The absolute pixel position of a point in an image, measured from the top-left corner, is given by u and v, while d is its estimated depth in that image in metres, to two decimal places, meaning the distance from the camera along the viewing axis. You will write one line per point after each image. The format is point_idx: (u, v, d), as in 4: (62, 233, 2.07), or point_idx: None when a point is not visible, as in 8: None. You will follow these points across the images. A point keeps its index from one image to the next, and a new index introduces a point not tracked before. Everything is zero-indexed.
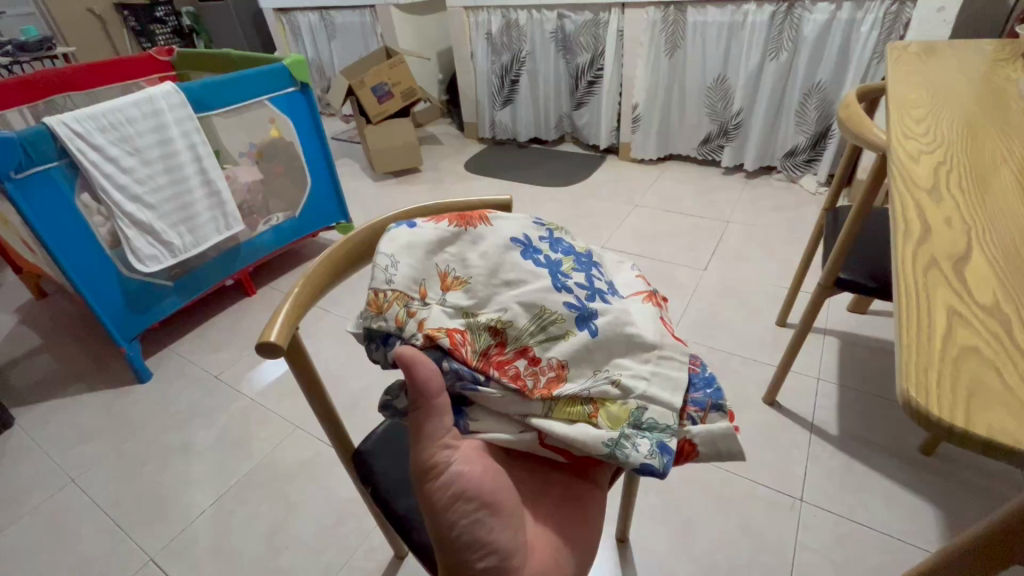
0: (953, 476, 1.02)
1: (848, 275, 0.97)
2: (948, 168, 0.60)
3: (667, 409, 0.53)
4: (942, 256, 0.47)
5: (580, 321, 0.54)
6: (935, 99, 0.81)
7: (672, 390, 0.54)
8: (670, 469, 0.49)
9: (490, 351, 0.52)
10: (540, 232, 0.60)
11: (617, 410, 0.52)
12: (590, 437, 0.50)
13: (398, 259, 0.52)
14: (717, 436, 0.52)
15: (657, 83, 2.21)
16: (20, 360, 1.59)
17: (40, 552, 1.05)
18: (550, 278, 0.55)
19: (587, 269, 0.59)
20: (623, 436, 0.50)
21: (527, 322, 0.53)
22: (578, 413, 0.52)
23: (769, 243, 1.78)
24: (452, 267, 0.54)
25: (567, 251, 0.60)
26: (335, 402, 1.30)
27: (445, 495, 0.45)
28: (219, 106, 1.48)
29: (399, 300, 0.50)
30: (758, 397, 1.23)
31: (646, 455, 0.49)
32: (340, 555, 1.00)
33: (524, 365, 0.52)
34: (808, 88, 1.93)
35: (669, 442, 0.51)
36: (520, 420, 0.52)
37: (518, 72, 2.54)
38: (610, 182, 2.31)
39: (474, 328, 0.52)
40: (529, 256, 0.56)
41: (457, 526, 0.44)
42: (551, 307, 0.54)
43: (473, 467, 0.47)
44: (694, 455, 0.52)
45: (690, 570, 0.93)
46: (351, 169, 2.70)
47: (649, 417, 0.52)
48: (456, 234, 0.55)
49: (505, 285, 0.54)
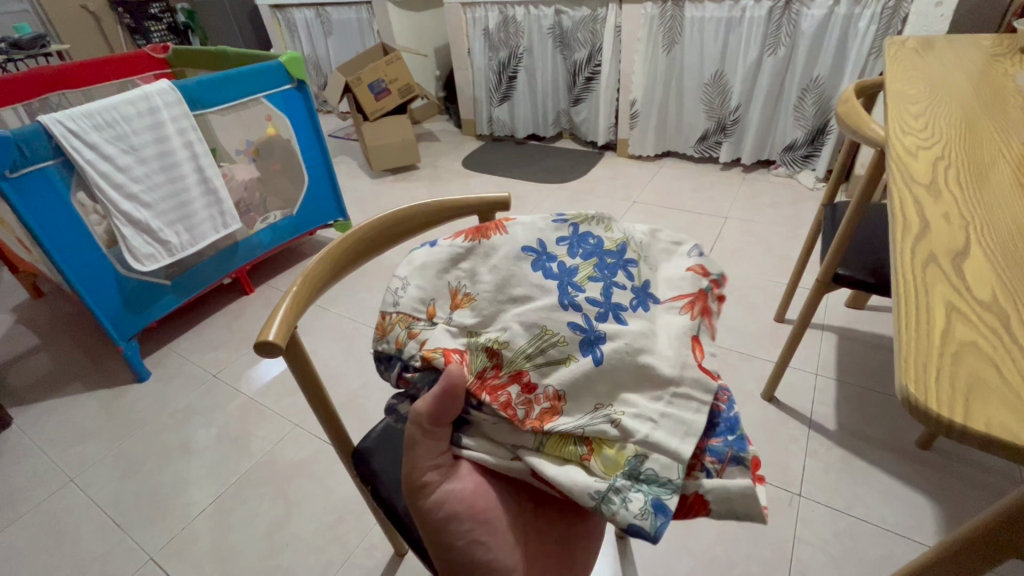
0: (950, 470, 1.03)
1: (848, 270, 0.97)
2: (946, 163, 0.61)
3: (674, 460, 0.47)
4: (941, 251, 0.47)
5: (584, 345, 0.52)
6: (934, 95, 0.81)
7: (682, 436, 0.48)
8: (663, 534, 0.43)
9: (486, 373, 0.52)
10: (560, 233, 0.58)
11: (613, 454, 0.48)
12: (577, 484, 0.47)
13: (409, 282, 0.57)
14: (735, 495, 0.46)
15: (655, 79, 2.20)
16: (17, 360, 1.59)
17: (40, 552, 1.05)
18: (558, 294, 0.53)
19: (612, 272, 0.56)
20: (613, 489, 0.46)
21: (525, 344, 0.52)
22: (571, 453, 0.49)
23: (767, 239, 1.79)
24: (463, 284, 0.56)
25: (589, 254, 0.57)
26: (334, 400, 1.30)
27: (439, 514, 0.45)
28: (215, 104, 1.47)
29: (402, 322, 0.55)
30: (757, 393, 1.23)
31: (634, 515, 0.44)
32: (340, 553, 1.01)
33: (518, 392, 0.51)
34: (806, 83, 1.93)
35: (669, 500, 0.45)
36: (512, 449, 0.51)
37: (515, 68, 2.53)
38: (608, 179, 2.30)
39: (474, 347, 0.52)
40: (540, 266, 0.56)
41: (456, 548, 0.45)
42: (554, 328, 0.52)
43: (463, 486, 0.48)
44: (703, 512, 0.47)
45: (689, 565, 0.93)
46: (348, 166, 2.69)
47: (649, 468, 0.46)
48: (468, 249, 0.57)
49: (512, 302, 0.54)
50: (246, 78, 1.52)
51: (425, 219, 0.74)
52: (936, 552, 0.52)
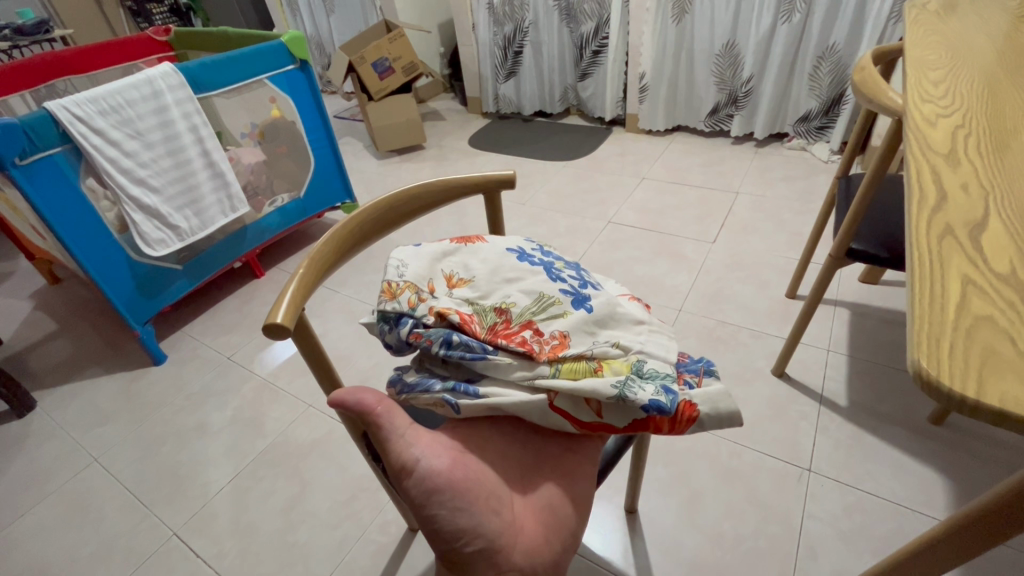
0: (962, 445, 1.02)
1: (861, 245, 0.95)
2: (966, 132, 0.58)
3: (666, 363, 0.56)
4: (958, 223, 0.45)
5: (575, 301, 0.60)
6: (955, 60, 0.78)
7: (666, 350, 0.58)
8: (677, 405, 0.50)
9: (497, 326, 0.57)
10: (531, 246, 0.69)
11: (619, 365, 0.54)
12: (597, 385, 0.51)
13: (408, 263, 0.60)
14: (714, 393, 0.51)
15: (664, 51, 2.14)
16: (38, 346, 1.62)
17: (67, 528, 1.09)
18: (545, 272, 0.63)
19: (578, 269, 0.67)
20: (630, 379, 0.52)
21: (529, 303, 0.59)
22: (584, 369, 0.53)
23: (779, 214, 1.75)
24: (456, 271, 0.62)
25: (558, 257, 0.68)
26: (345, 381, 1.32)
27: (420, 492, 0.42)
28: (219, 86, 1.46)
29: (411, 289, 0.57)
30: (767, 369, 1.22)
31: (652, 392, 0.50)
32: (355, 529, 1.03)
33: (530, 334, 0.56)
34: (821, 51, 1.88)
35: (673, 386, 0.52)
36: (528, 383, 0.54)
37: (521, 43, 2.46)
38: (617, 156, 2.27)
39: (481, 311, 0.58)
40: (525, 259, 0.65)
41: (439, 520, 0.42)
42: (549, 293, 0.60)
43: (441, 461, 0.44)
44: (695, 414, 0.50)
45: (698, 540, 0.94)
46: (355, 148, 2.67)
47: (651, 367, 0.54)
48: (457, 248, 0.65)
49: (507, 282, 0.62)
50: (247, 58, 1.50)
51: (432, 199, 0.74)
52: (993, 500, 0.45)
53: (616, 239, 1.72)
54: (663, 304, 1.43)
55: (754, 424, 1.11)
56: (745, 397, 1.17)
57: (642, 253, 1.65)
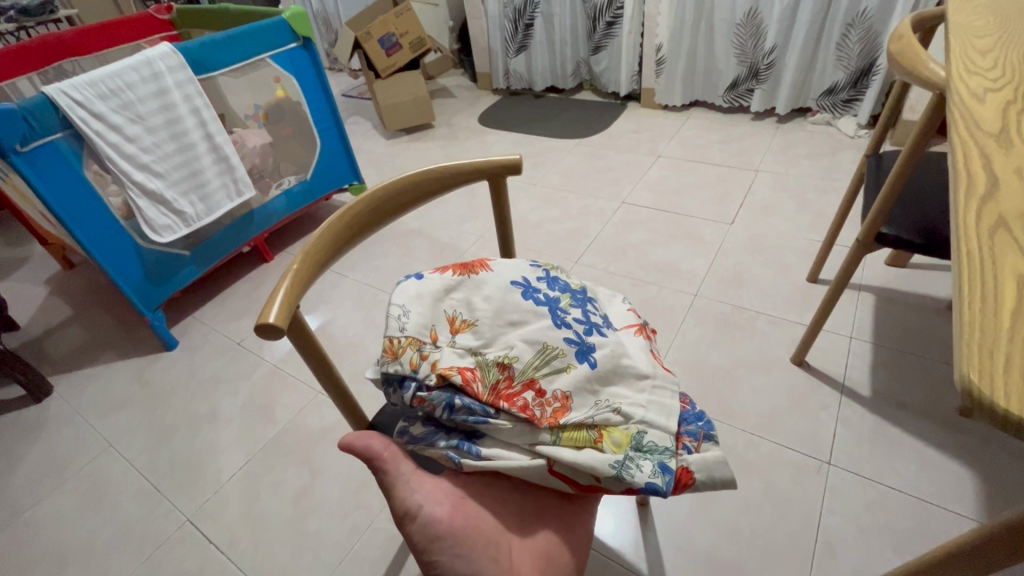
0: (991, 439, 0.98)
1: (894, 231, 0.89)
2: (1021, 109, 0.52)
3: (666, 433, 0.54)
4: (1013, 214, 0.40)
5: (579, 354, 0.58)
6: (1006, 26, 0.71)
7: (666, 416, 0.56)
8: (672, 488, 0.50)
9: (499, 384, 0.54)
10: (536, 273, 0.65)
11: (619, 435, 0.53)
12: (597, 462, 0.50)
13: (409, 308, 0.56)
14: (712, 463, 0.52)
15: (682, 22, 2.04)
16: (54, 330, 1.64)
17: (85, 514, 1.11)
18: (550, 317, 0.60)
19: (584, 305, 0.63)
20: (628, 458, 0.51)
21: (531, 357, 0.56)
22: (585, 438, 0.52)
23: (801, 193, 1.68)
24: (459, 311, 0.59)
25: (564, 288, 0.64)
26: (353, 367, 1.31)
27: (423, 538, 0.44)
28: (220, 66, 1.42)
29: (412, 345, 0.53)
30: (787, 357, 1.18)
31: (649, 475, 0.50)
32: (364, 518, 1.03)
33: (532, 396, 0.54)
34: (851, 17, 1.76)
35: (670, 462, 0.52)
36: (530, 448, 0.52)
37: (532, 15, 2.37)
38: (632, 133, 2.19)
39: (483, 364, 0.55)
40: (529, 296, 0.61)
41: (438, 565, 0.44)
42: (553, 343, 0.57)
43: (443, 509, 0.46)
44: (691, 483, 0.52)
45: (712, 535, 0.92)
46: (363, 128, 2.63)
47: (649, 440, 0.53)
48: (459, 282, 0.61)
49: (510, 326, 0.58)
50: (248, 37, 1.45)
51: (431, 187, 0.70)
52: (1001, 526, 0.44)
53: (630, 220, 1.67)
54: (678, 289, 1.39)
55: (772, 415, 1.07)
56: (763, 387, 1.13)
57: (657, 235, 1.59)
